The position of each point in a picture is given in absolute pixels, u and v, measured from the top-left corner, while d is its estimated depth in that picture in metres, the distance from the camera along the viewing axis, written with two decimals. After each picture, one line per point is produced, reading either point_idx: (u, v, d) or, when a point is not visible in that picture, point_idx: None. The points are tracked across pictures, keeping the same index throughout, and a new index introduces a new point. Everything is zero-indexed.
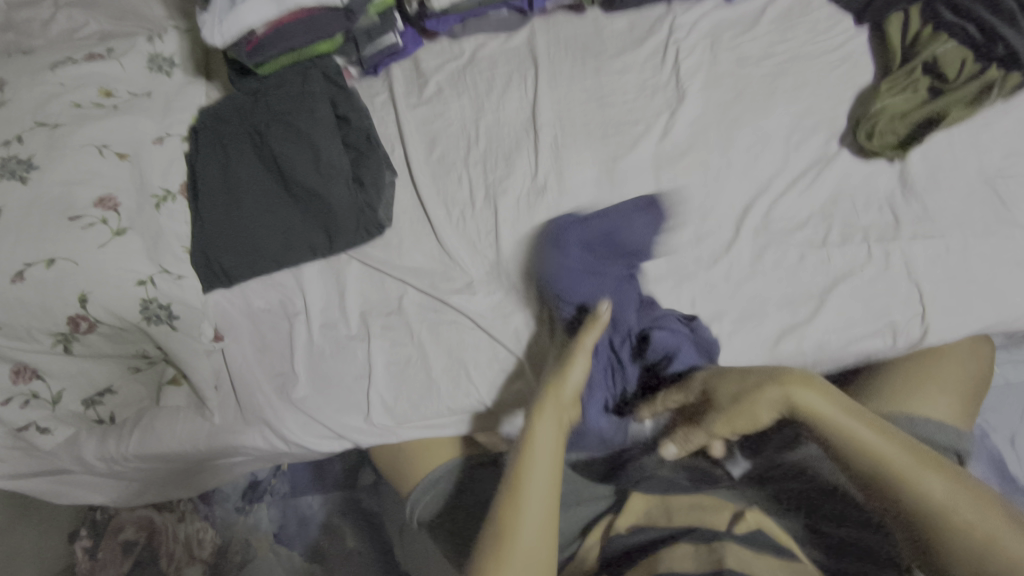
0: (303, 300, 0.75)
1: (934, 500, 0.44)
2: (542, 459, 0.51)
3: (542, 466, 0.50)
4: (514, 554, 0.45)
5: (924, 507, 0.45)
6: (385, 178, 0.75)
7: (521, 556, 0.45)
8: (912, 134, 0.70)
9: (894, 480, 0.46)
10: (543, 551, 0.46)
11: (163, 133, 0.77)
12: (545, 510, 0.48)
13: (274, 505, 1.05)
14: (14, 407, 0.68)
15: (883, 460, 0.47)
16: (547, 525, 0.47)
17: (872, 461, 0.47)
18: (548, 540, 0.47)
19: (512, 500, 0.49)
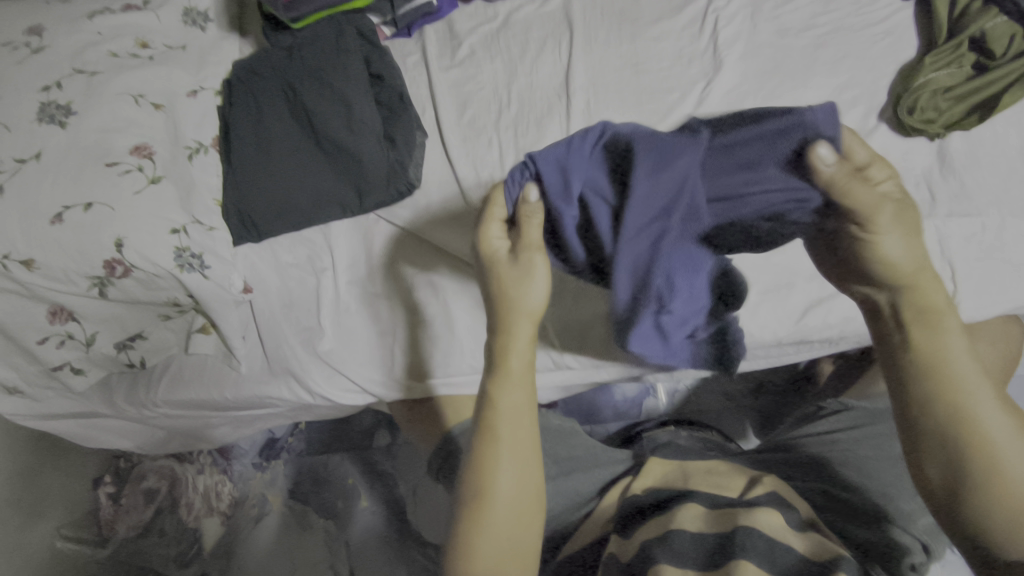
0: (331, 256, 0.76)
1: (979, 420, 0.48)
2: (511, 411, 0.53)
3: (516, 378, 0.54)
4: (494, 509, 0.51)
5: (963, 411, 0.48)
6: (415, 138, 0.75)
7: (505, 467, 0.52)
8: (957, 109, 0.68)
9: (956, 384, 0.49)
10: (526, 455, 0.53)
11: (197, 86, 0.76)
12: (517, 468, 0.52)
13: (291, 462, 1.07)
14: (50, 347, 0.70)
15: (955, 369, 0.49)
16: (523, 476, 0.52)
17: (944, 360, 0.49)
18: (529, 443, 0.54)
19: (489, 455, 0.52)
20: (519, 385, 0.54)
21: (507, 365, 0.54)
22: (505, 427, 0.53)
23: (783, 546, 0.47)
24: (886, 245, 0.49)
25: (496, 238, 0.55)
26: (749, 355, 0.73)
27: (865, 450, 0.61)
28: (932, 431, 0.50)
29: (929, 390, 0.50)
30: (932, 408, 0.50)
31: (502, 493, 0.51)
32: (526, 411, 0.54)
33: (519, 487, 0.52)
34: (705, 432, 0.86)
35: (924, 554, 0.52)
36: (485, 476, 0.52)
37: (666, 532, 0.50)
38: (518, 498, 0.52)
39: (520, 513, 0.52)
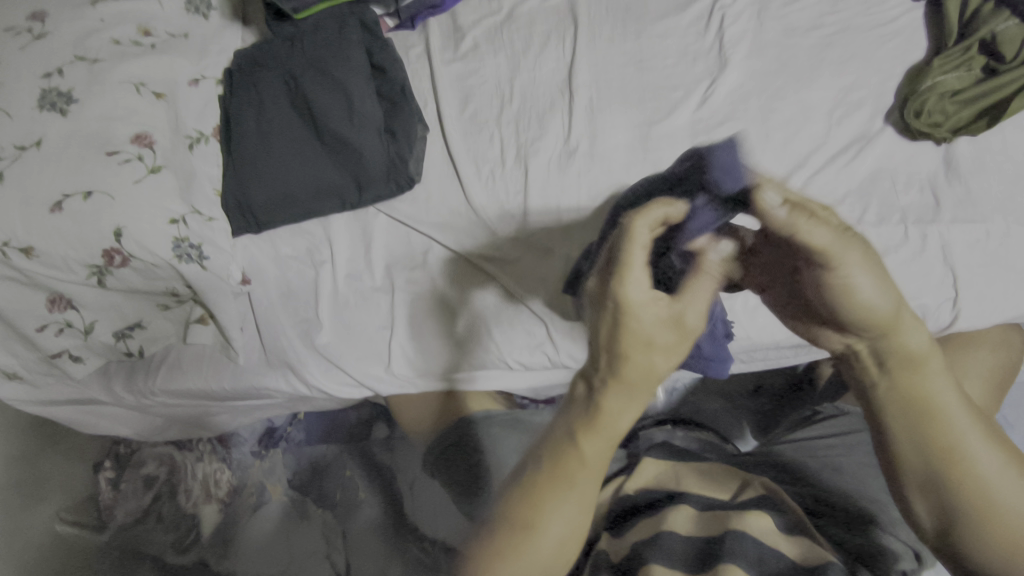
0: (330, 249, 0.75)
1: (973, 469, 0.47)
2: (590, 459, 0.45)
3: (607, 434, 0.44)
4: (538, 544, 0.46)
5: (956, 468, 0.48)
6: (416, 132, 0.75)
7: (563, 511, 0.46)
8: (964, 113, 0.67)
9: (939, 438, 0.48)
10: (588, 504, 0.47)
11: (198, 75, 0.76)
12: (575, 512, 0.46)
13: (289, 453, 1.07)
14: (48, 334, 0.70)
15: (933, 416, 0.48)
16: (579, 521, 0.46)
17: (919, 408, 0.49)
18: (594, 493, 0.47)
19: (549, 492, 0.46)
20: (610, 438, 0.45)
21: (597, 420, 0.44)
22: (574, 466, 0.45)
23: (773, 552, 0.47)
24: (858, 285, 0.45)
25: (637, 287, 0.40)
26: (747, 358, 0.72)
27: (861, 457, 0.61)
28: (923, 462, 0.49)
29: (913, 426, 0.49)
30: (924, 438, 0.49)
31: (551, 534, 0.46)
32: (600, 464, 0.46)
33: (573, 527, 0.47)
34: (701, 432, 0.85)
35: (914, 561, 0.52)
36: (538, 507, 0.46)
37: (657, 533, 0.50)
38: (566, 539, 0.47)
39: (565, 550, 0.47)
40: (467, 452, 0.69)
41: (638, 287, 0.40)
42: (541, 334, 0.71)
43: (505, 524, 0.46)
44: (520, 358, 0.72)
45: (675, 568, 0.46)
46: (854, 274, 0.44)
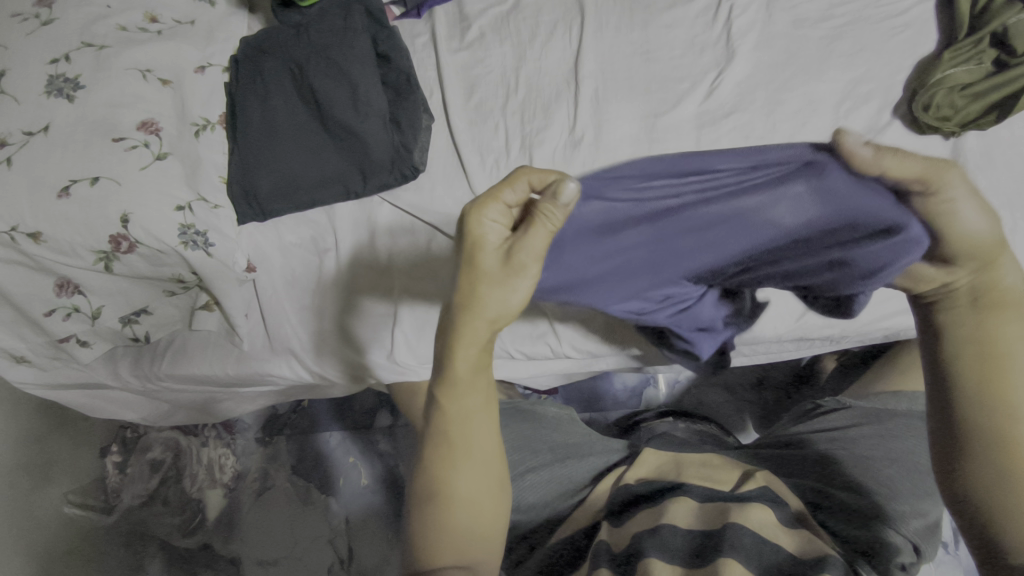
0: (335, 237, 0.76)
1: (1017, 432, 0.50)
2: (468, 413, 0.50)
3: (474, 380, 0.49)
4: (460, 510, 0.50)
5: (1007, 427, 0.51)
6: (421, 121, 0.75)
7: (464, 466, 0.50)
8: (973, 106, 0.66)
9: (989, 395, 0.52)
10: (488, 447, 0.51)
11: (205, 62, 0.76)
12: (470, 463, 0.50)
13: (293, 440, 1.06)
14: (57, 319, 0.71)
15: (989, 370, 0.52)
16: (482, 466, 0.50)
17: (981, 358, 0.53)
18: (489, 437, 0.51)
19: (446, 459, 0.50)
20: (473, 393, 0.50)
21: (456, 373, 0.49)
22: (456, 428, 0.50)
23: (771, 545, 0.47)
24: (963, 216, 0.48)
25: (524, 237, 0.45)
26: (750, 350, 0.72)
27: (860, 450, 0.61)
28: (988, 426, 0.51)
29: (968, 371, 0.53)
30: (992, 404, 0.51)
31: (455, 488, 0.50)
32: (477, 415, 0.50)
33: (473, 483, 0.50)
34: (702, 423, 0.86)
35: (912, 554, 0.51)
36: (442, 476, 0.50)
37: (657, 526, 0.50)
38: (472, 492, 0.50)
39: (489, 497, 0.51)
40: None
41: (493, 220, 0.45)
42: (543, 324, 0.72)
43: (420, 509, 0.50)
44: (521, 348, 0.73)
45: (673, 564, 0.46)
46: (961, 206, 0.48)
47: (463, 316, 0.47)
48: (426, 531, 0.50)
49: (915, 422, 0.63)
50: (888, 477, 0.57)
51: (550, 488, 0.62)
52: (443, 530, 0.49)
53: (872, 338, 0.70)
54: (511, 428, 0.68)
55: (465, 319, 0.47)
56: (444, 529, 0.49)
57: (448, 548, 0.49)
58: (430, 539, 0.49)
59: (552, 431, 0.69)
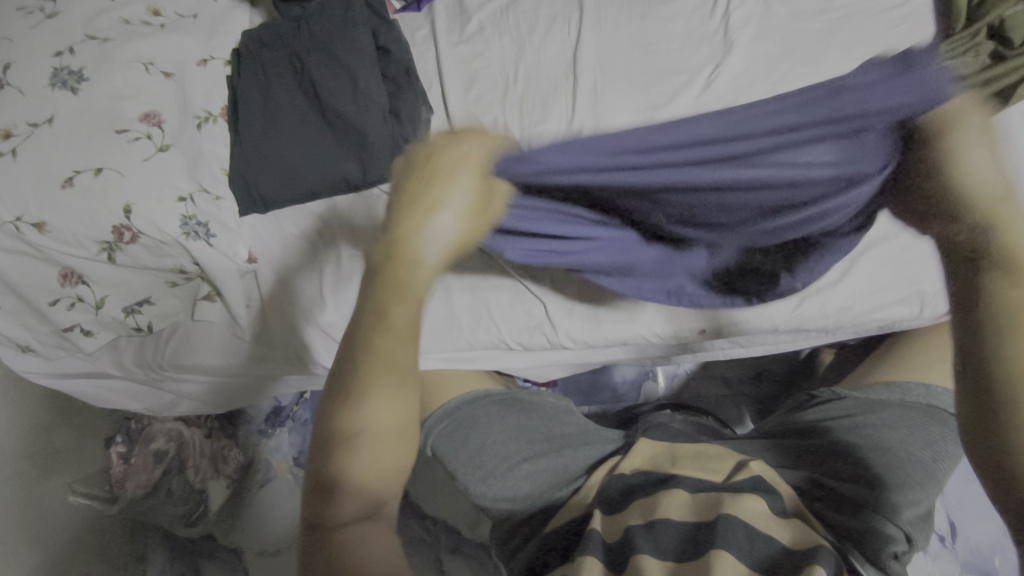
0: (335, 229, 0.77)
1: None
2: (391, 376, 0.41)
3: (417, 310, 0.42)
4: (366, 443, 0.40)
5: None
6: (421, 114, 0.76)
7: (382, 401, 0.41)
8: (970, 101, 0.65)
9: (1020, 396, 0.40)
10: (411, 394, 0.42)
11: (207, 55, 0.77)
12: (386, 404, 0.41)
13: (295, 431, 1.09)
14: (61, 308, 0.72)
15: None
16: (400, 404, 0.41)
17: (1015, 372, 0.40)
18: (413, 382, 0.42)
19: (368, 372, 0.41)
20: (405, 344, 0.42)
21: (379, 337, 0.41)
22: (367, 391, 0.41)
23: (763, 535, 0.47)
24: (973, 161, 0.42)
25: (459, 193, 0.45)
26: (746, 342, 0.73)
27: (856, 441, 0.60)
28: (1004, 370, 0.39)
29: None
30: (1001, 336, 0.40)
31: (369, 443, 0.41)
32: (398, 386, 0.42)
33: (396, 417, 0.41)
34: (699, 416, 0.86)
35: (906, 543, 0.52)
36: (358, 390, 0.40)
37: (652, 519, 0.50)
38: (388, 467, 0.42)
39: (402, 435, 0.42)
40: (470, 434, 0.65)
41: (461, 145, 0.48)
42: (540, 316, 0.73)
43: (326, 425, 0.41)
44: (519, 340, 0.74)
45: (666, 556, 0.46)
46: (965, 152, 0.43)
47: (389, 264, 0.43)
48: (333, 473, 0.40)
49: (909, 410, 0.63)
50: (883, 466, 0.57)
51: (546, 478, 0.61)
52: (357, 477, 0.40)
53: (867, 331, 0.71)
54: (506, 416, 0.67)
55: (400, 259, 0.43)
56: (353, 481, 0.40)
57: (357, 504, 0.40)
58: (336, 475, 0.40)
59: (546, 420, 0.69)
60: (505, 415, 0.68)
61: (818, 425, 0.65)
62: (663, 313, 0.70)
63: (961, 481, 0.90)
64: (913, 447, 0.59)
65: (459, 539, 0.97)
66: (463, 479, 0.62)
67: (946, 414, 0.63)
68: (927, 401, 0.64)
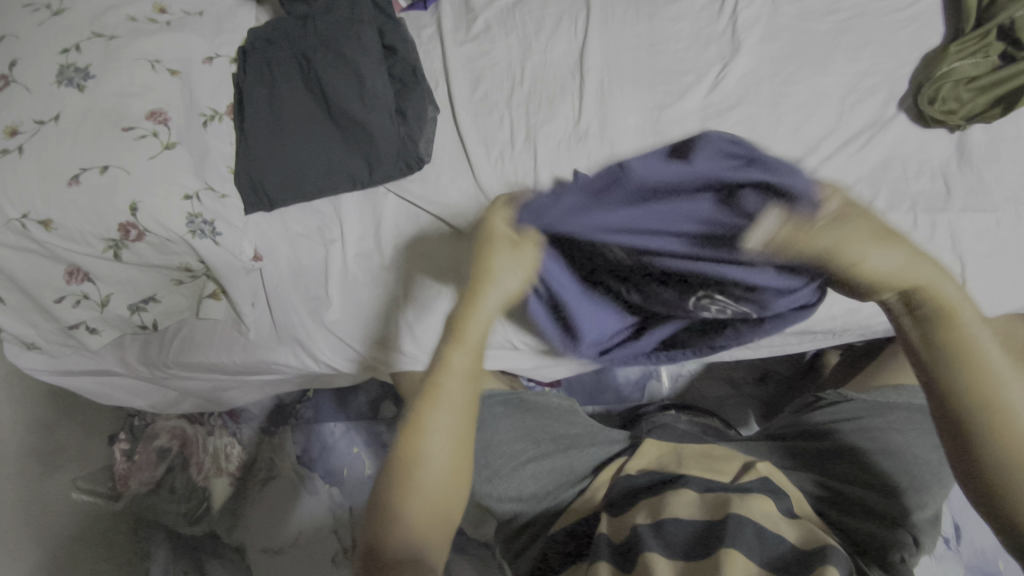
0: (340, 228, 0.76)
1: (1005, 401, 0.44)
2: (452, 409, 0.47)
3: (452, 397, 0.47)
4: (420, 487, 0.45)
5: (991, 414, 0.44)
6: (427, 113, 0.75)
7: (427, 464, 0.46)
8: (978, 100, 0.66)
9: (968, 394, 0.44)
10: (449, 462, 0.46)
11: (213, 53, 0.77)
12: (444, 436, 0.47)
13: (299, 430, 1.07)
14: (67, 305, 0.72)
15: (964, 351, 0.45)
16: (455, 447, 0.47)
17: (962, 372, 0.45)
18: (457, 455, 0.47)
19: (416, 429, 0.46)
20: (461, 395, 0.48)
21: (441, 390, 0.48)
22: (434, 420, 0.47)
23: (772, 534, 0.47)
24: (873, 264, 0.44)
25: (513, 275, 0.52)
26: (752, 343, 0.73)
27: (862, 443, 0.60)
28: (934, 380, 0.46)
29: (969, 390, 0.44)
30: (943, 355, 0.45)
31: (431, 468, 0.46)
32: (458, 422, 0.48)
33: (451, 462, 0.47)
34: (703, 417, 0.86)
35: (914, 546, 0.52)
36: (409, 448, 0.46)
37: (659, 519, 0.50)
38: (443, 498, 0.46)
39: (443, 502, 0.46)
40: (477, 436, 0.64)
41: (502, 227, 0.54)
42: None
43: (385, 474, 0.46)
44: (525, 339, 0.73)
45: (674, 556, 0.45)
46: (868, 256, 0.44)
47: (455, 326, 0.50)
48: (393, 492, 0.45)
49: (915, 414, 0.63)
50: (890, 470, 0.57)
51: (551, 478, 0.62)
52: (415, 515, 0.44)
53: (874, 333, 0.70)
54: (513, 416, 0.67)
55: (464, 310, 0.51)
56: (411, 501, 0.45)
57: (412, 543, 0.43)
58: (394, 501, 0.45)
59: (552, 421, 0.69)
60: (511, 415, 0.68)
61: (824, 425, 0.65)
62: None
63: None
64: (922, 449, 0.59)
65: (462, 539, 0.97)
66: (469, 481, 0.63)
67: None
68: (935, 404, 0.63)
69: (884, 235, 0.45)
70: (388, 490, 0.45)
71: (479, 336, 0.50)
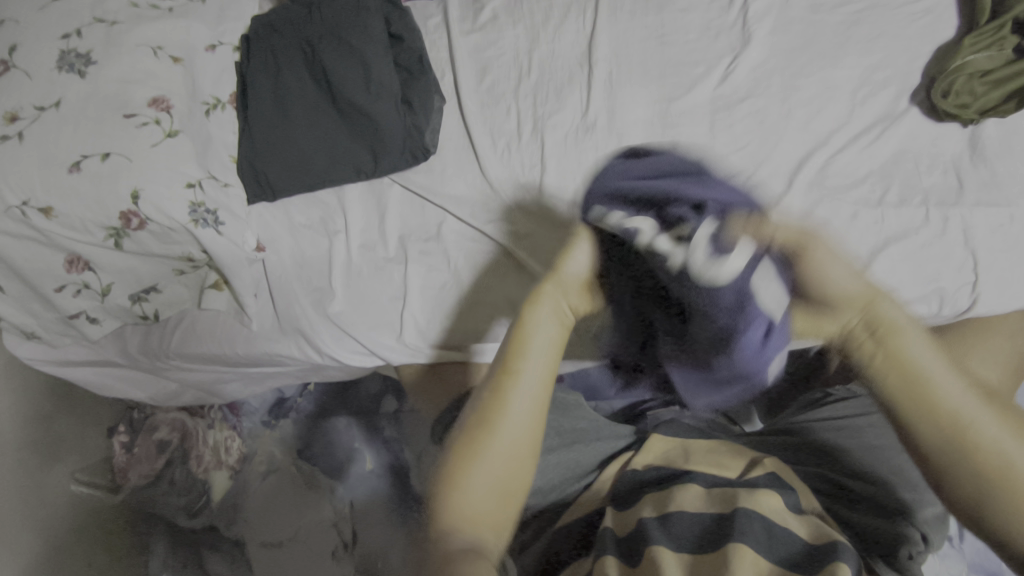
0: (344, 219, 0.75)
1: (979, 435, 0.42)
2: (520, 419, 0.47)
3: (518, 399, 0.47)
4: (474, 483, 0.44)
5: (988, 455, 0.42)
6: (433, 103, 0.75)
7: (485, 468, 0.45)
8: (993, 92, 0.66)
9: (964, 447, 0.42)
10: (515, 463, 0.46)
11: (216, 41, 0.76)
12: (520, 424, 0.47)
13: (299, 423, 1.08)
14: (66, 295, 0.71)
15: (940, 409, 0.43)
16: (521, 447, 0.46)
17: (947, 429, 0.43)
18: (522, 457, 0.46)
19: (477, 437, 0.46)
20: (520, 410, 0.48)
21: (510, 398, 0.47)
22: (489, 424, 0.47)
23: (782, 530, 0.46)
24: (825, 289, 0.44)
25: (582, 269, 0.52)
26: None
27: (863, 441, 0.61)
28: (924, 451, 0.44)
29: (932, 432, 0.43)
30: (916, 413, 0.44)
31: (486, 477, 0.44)
32: (533, 418, 0.47)
33: (509, 469, 0.45)
34: None
35: (921, 541, 0.51)
36: (472, 450, 0.45)
37: (666, 512, 0.49)
38: (495, 510, 0.44)
39: (502, 498, 0.45)
40: None
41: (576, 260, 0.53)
42: None
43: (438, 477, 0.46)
44: None
45: (679, 550, 0.45)
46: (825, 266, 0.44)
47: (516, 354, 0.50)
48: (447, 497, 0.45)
49: None
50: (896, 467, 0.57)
51: (557, 473, 0.61)
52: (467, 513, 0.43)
53: None
54: None
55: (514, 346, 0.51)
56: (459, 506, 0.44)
57: (461, 532, 0.42)
58: (439, 508, 0.44)
59: (559, 413, 0.67)
60: None
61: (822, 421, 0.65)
62: None
63: None
64: None
65: None
66: None
67: None
68: None
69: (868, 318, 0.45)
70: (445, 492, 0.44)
71: (548, 343, 0.50)
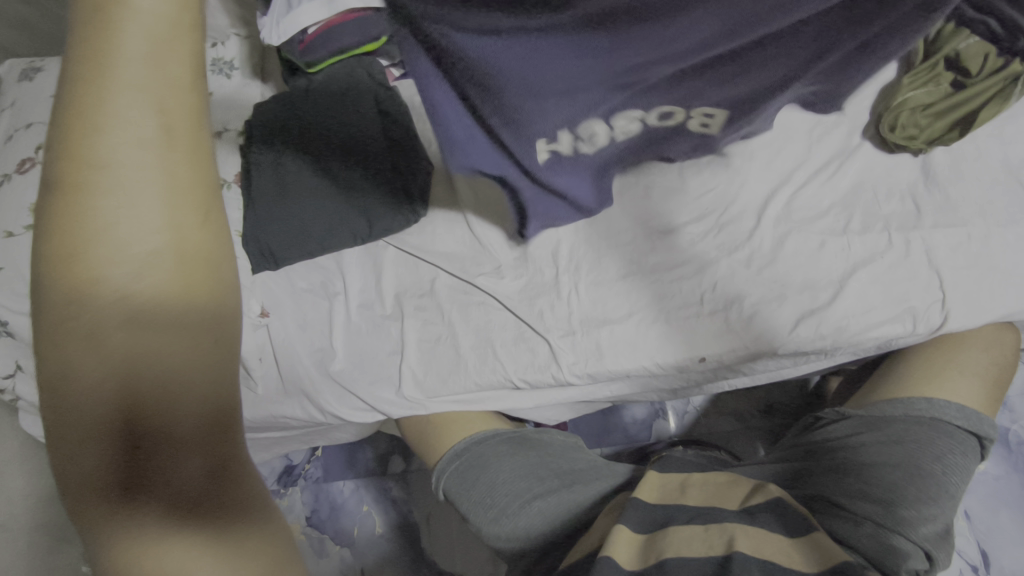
0: (344, 281, 0.81)
1: (945, 379, 0.62)
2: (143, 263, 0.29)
3: (139, 331, 0.29)
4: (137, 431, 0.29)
5: (952, 389, 0.61)
6: (423, 168, 0.79)
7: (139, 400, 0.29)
8: (937, 128, 0.68)
9: (937, 381, 0.62)
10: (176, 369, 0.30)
11: (221, 127, 0.84)
12: (155, 229, 0.30)
13: (308, 489, 1.03)
14: None
15: (948, 378, 0.62)
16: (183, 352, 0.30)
17: (940, 383, 0.62)
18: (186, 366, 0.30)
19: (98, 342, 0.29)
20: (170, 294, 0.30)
21: (101, 284, 0.29)
22: (150, 376, 0.29)
23: (782, 568, 0.45)
24: (965, 350, 0.64)
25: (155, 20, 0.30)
26: (748, 369, 0.70)
27: (861, 458, 0.57)
28: (962, 398, 0.61)
29: (921, 382, 0.63)
30: (908, 377, 0.64)
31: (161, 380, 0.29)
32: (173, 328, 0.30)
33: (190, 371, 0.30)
34: (709, 451, 0.86)
35: (924, 561, 0.49)
36: (83, 392, 0.29)
37: (660, 561, 0.46)
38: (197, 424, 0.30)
39: (182, 365, 0.30)
40: (477, 483, 0.64)
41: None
42: (544, 354, 0.72)
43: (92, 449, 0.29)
44: (525, 377, 0.72)
45: None
46: (965, 346, 0.65)
47: (68, 125, 0.29)
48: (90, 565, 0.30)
49: (913, 425, 0.59)
50: (895, 480, 0.54)
51: (556, 513, 0.59)
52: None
53: (867, 351, 0.67)
54: (516, 454, 0.66)
55: (65, 203, 0.29)
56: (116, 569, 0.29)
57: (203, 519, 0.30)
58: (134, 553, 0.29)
59: (556, 456, 0.67)
60: (509, 454, 0.67)
61: (824, 438, 0.63)
62: (664, 338, 0.69)
63: (988, 507, 0.87)
64: (935, 448, 0.56)
65: None
66: (476, 520, 0.63)
67: (953, 411, 0.59)
68: (940, 403, 0.60)
69: (955, 335, 0.66)
70: (97, 549, 0.30)
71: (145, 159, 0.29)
